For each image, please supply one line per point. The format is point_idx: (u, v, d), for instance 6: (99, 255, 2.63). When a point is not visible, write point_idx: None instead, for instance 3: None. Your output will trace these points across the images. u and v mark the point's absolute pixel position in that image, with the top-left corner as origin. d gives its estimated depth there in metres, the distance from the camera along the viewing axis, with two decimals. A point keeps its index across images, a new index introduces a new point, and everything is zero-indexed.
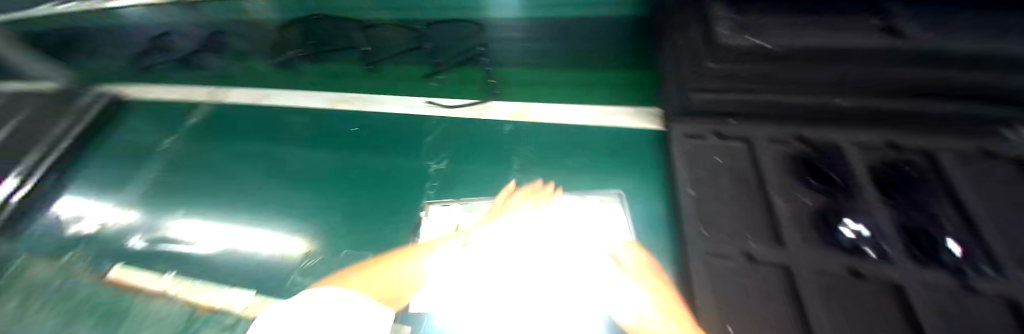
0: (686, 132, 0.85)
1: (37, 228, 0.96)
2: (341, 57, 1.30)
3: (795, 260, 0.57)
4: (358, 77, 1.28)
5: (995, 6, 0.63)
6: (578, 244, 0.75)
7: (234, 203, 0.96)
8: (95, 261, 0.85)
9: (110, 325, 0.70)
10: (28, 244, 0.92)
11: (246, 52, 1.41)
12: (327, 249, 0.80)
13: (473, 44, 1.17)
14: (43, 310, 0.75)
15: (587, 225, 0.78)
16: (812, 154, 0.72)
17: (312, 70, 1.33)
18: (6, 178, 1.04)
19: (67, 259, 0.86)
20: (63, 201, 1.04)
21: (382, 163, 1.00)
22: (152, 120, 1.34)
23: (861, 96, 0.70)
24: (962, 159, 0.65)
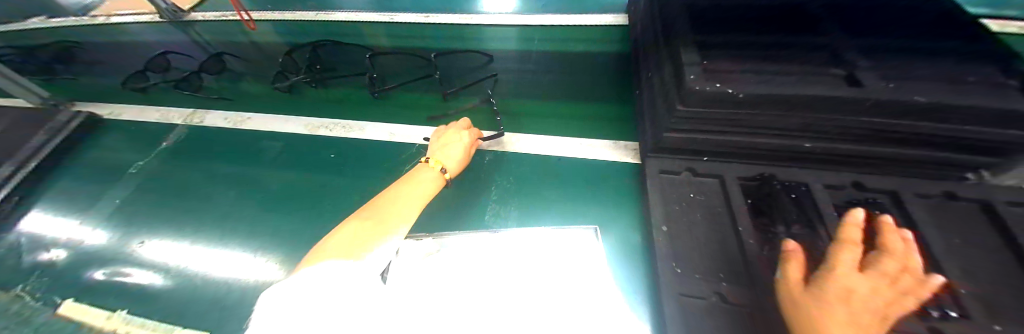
0: (660, 168, 0.84)
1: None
2: (350, 82, 1.45)
3: (766, 301, 0.62)
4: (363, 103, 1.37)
5: (924, 63, 0.71)
6: (524, 291, 0.71)
7: (218, 229, 1.06)
8: (46, 298, 0.96)
9: None
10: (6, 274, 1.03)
11: (256, 78, 1.57)
12: None
13: (484, 75, 1.35)
14: None
15: (538, 273, 0.74)
16: (783, 193, 0.73)
17: (316, 94, 1.44)
18: None
19: (18, 290, 0.99)
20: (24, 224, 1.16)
21: (361, 189, 1.09)
22: (138, 142, 1.45)
23: (831, 140, 0.70)
24: (928, 202, 0.70)
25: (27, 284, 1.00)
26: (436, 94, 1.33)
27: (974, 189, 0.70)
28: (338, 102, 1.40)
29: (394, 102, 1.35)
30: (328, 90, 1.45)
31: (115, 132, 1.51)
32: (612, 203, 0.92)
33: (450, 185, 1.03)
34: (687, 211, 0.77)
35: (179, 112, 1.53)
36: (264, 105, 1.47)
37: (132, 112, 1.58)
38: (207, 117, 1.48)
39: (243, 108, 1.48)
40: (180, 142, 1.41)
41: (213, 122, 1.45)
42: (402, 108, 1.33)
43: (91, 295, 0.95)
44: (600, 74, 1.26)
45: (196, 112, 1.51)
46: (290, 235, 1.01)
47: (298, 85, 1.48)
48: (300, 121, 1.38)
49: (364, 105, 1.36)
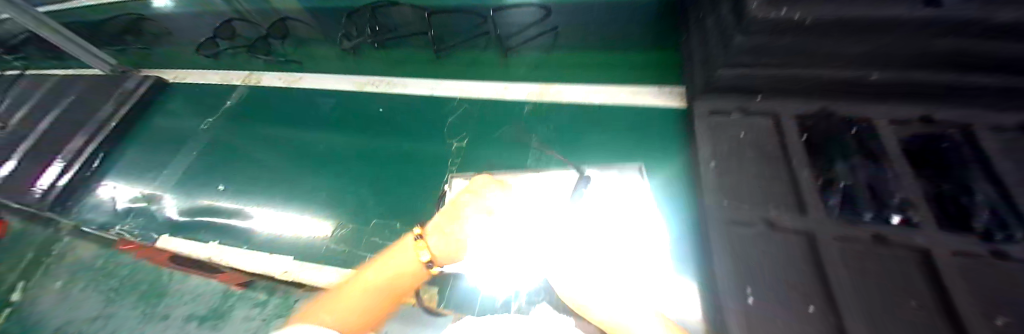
0: (711, 109, 0.85)
1: (91, 202, 1.25)
2: (410, 43, 1.45)
3: (817, 228, 0.64)
4: (422, 62, 1.40)
5: None
6: (581, 221, 0.74)
7: (286, 180, 1.19)
8: (146, 234, 1.11)
9: (152, 301, 0.88)
10: (105, 218, 1.19)
11: (304, 40, 1.64)
12: (357, 219, 1.01)
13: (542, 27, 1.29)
14: (89, 287, 0.94)
15: (586, 205, 0.77)
16: (840, 127, 0.74)
17: (379, 56, 1.47)
18: (53, 162, 1.28)
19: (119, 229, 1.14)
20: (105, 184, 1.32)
21: (411, 142, 1.17)
22: (201, 105, 1.58)
23: (898, 69, 0.68)
24: (1004, 133, 0.66)
25: (126, 224, 1.16)
26: (496, 51, 1.32)
27: None
28: (397, 63, 1.44)
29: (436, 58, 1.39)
30: (391, 51, 1.46)
31: (182, 97, 1.65)
32: (657, 147, 0.93)
33: (494, 135, 1.09)
34: (738, 149, 0.78)
35: (237, 76, 1.64)
36: (314, 67, 1.56)
37: (194, 78, 1.71)
38: (263, 78, 1.58)
39: (295, 70, 1.57)
40: (238, 103, 1.53)
41: (269, 82, 1.55)
42: (446, 66, 1.37)
43: (184, 231, 1.11)
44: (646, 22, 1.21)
45: (252, 74, 1.62)
46: (352, 183, 1.11)
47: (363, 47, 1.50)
48: (349, 78, 1.45)
49: (412, 62, 1.42)
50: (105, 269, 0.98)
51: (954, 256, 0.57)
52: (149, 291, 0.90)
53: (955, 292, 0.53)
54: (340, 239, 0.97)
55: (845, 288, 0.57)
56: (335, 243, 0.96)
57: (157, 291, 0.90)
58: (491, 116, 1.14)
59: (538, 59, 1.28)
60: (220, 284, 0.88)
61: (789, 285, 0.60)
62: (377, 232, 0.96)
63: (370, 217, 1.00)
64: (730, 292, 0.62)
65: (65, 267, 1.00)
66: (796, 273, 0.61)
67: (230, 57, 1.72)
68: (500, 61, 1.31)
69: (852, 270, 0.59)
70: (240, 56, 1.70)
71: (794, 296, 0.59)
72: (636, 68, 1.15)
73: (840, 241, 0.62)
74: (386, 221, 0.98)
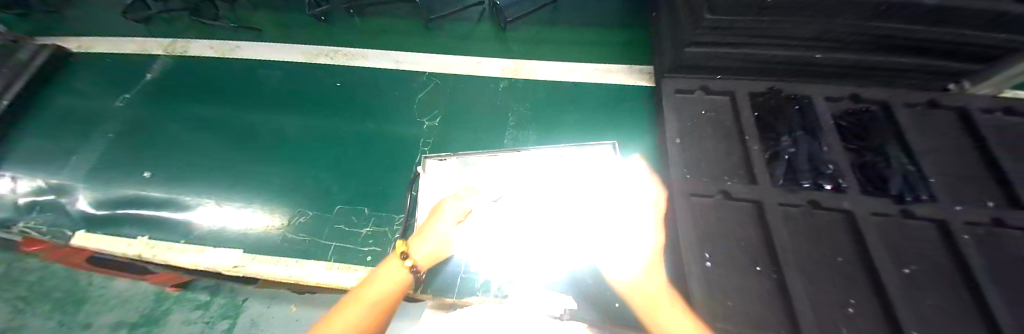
0: (676, 87, 0.87)
1: None
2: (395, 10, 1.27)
3: (765, 196, 0.70)
4: (412, 37, 1.24)
5: None
6: (560, 201, 0.75)
7: (231, 166, 1.06)
8: (55, 232, 0.93)
9: (71, 310, 0.75)
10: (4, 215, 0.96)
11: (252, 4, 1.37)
12: (320, 205, 0.94)
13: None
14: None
15: (566, 183, 0.77)
16: (786, 104, 0.79)
17: (358, 26, 1.29)
18: None
19: (18, 228, 0.93)
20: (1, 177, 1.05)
21: (377, 121, 1.11)
22: (117, 79, 1.35)
23: (835, 51, 0.75)
24: (912, 109, 0.78)
25: (28, 220, 0.96)
26: (490, 26, 1.21)
27: (956, 97, 0.78)
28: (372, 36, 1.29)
29: (393, 26, 1.27)
30: (372, 20, 1.28)
31: (89, 69, 1.39)
32: (627, 125, 0.95)
33: (467, 116, 1.05)
34: (698, 125, 0.82)
35: (159, 43, 1.41)
36: (252, 32, 1.36)
37: (102, 45, 1.44)
38: (192, 47, 1.37)
39: (232, 37, 1.38)
40: (164, 78, 1.33)
41: (202, 52, 1.36)
42: (409, 38, 1.26)
43: (104, 228, 0.94)
44: None
45: (177, 42, 1.39)
46: (313, 167, 1.03)
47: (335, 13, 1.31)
48: (297, 49, 1.30)
49: (371, 32, 1.28)
50: (9, 276, 0.81)
51: (873, 216, 0.66)
52: (65, 298, 0.77)
53: (870, 246, 0.63)
54: (301, 227, 0.90)
55: (787, 249, 0.64)
56: (295, 232, 0.90)
57: (78, 296, 0.78)
58: (462, 94, 1.10)
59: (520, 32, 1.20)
60: (153, 287, 0.80)
61: (741, 248, 0.66)
62: (343, 219, 0.90)
63: (335, 203, 0.94)
64: (691, 258, 0.65)
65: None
66: (746, 236, 0.67)
67: (156, 21, 1.43)
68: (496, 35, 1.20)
69: (792, 232, 0.66)
70: (170, 21, 1.42)
71: (745, 257, 0.65)
72: (608, 43, 1.15)
73: (783, 207, 0.69)
74: (353, 206, 0.93)
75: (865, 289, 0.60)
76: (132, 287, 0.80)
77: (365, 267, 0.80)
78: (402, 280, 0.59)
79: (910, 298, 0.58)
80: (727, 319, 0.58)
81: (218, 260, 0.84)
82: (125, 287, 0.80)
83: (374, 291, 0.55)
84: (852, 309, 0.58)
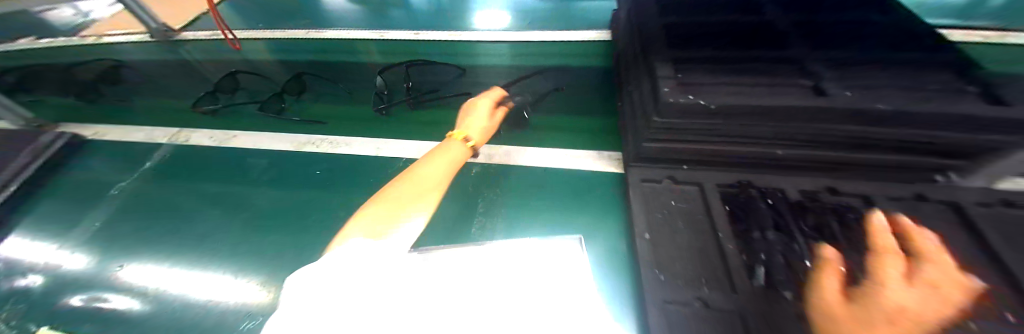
0: (642, 177, 0.86)
1: None
2: (448, 103, 1.35)
3: (746, 307, 0.63)
4: (433, 123, 1.32)
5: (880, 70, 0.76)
6: (515, 293, 0.69)
7: (206, 242, 1.08)
8: (24, 324, 0.94)
9: None
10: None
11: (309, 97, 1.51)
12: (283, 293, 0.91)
13: (572, 92, 1.28)
14: None
15: (526, 273, 0.74)
16: (758, 198, 0.76)
17: (415, 115, 1.34)
18: None
19: None
20: None
21: (351, 205, 1.11)
22: (118, 162, 1.42)
23: (798, 146, 0.75)
24: (898, 202, 0.75)
25: (0, 313, 0.96)
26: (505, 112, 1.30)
27: (943, 190, 0.75)
28: (410, 122, 1.34)
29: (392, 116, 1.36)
30: (431, 111, 1.34)
31: (95, 153, 1.48)
32: (597, 220, 0.92)
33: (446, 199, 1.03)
34: (667, 219, 0.78)
35: (165, 132, 1.52)
36: (252, 124, 1.48)
37: (112, 134, 1.55)
38: (192, 136, 1.48)
39: (232, 127, 1.49)
40: (164, 161, 1.41)
41: (200, 140, 1.45)
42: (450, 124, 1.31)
43: (64, 324, 0.92)
44: (581, 87, 1.29)
45: (183, 131, 1.51)
46: (282, 250, 1.02)
47: (396, 109, 1.38)
48: (288, 138, 1.39)
49: (362, 118, 1.40)
50: None
51: None
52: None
53: None
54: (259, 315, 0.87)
55: None
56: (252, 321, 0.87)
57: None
58: None
59: None
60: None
61: None
62: None
63: None
64: None
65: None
66: None
67: (222, 113, 1.54)
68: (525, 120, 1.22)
69: None
70: (235, 113, 1.54)
71: None
72: (576, 127, 1.18)
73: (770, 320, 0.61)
74: None
75: None
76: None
77: None
78: (438, 174, 0.86)
79: None
80: None
81: None
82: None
83: (439, 171, 0.87)
84: None
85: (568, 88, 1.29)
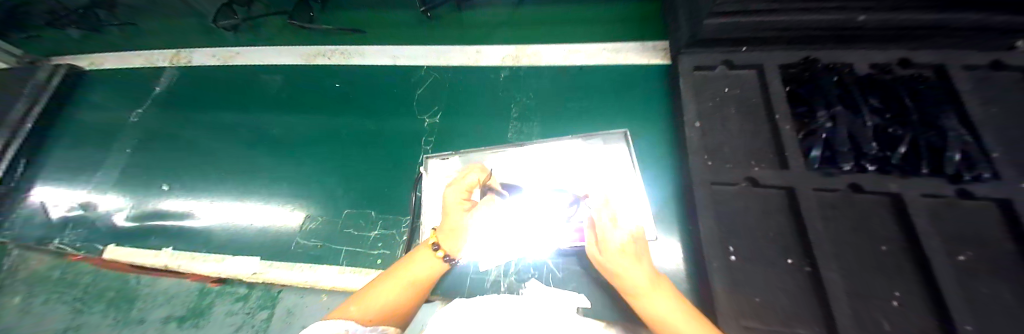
0: (694, 64, 0.81)
1: (27, 208, 1.11)
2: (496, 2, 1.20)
3: (798, 181, 0.64)
4: (451, 27, 1.23)
5: None
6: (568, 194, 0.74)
7: (245, 165, 1.11)
8: (90, 245, 1.01)
9: (124, 304, 0.87)
10: (49, 229, 1.06)
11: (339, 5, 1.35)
12: (328, 210, 0.95)
13: None
14: (54, 301, 0.90)
15: (571, 171, 0.77)
16: (822, 74, 0.72)
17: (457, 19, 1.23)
18: None
19: (56, 245, 1.01)
20: (38, 190, 1.15)
21: (377, 120, 1.09)
22: (126, 93, 1.37)
23: (880, 10, 0.67)
24: (971, 70, 0.69)
25: (65, 237, 1.04)
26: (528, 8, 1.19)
27: None
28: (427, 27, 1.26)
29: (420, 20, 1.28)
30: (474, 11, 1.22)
31: (100, 83, 1.42)
32: (640, 113, 0.89)
33: (479, 107, 1.01)
34: (720, 106, 0.76)
35: (163, 56, 1.43)
36: (257, 41, 1.39)
37: (110, 62, 1.46)
38: (193, 57, 1.40)
39: (233, 45, 1.39)
40: (171, 89, 1.35)
41: (205, 61, 1.38)
42: (471, 28, 1.22)
43: (135, 240, 1.01)
44: None
45: (181, 52, 1.42)
46: (321, 167, 1.05)
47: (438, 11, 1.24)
48: (295, 50, 1.31)
49: (377, 25, 1.30)
50: (69, 283, 0.92)
51: (923, 198, 0.60)
52: (119, 298, 0.88)
53: (928, 244, 0.56)
54: (311, 233, 0.92)
55: (822, 238, 0.59)
56: (307, 238, 0.91)
57: (129, 295, 0.88)
58: (468, 81, 1.07)
59: (524, 16, 1.18)
60: (195, 283, 0.88)
61: (770, 237, 0.62)
62: (352, 223, 0.91)
63: (341, 208, 0.95)
64: (714, 252, 0.62)
65: (22, 280, 0.95)
66: (775, 224, 0.63)
67: (242, 29, 1.42)
68: (551, 20, 1.15)
69: (829, 221, 0.61)
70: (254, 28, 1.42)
71: (775, 249, 0.61)
72: (608, 23, 1.09)
73: (818, 193, 0.63)
74: (359, 210, 0.93)
75: (909, 274, 0.56)
76: (176, 285, 0.88)
77: (376, 271, 0.81)
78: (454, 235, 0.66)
79: (964, 289, 0.53)
80: (754, 316, 0.56)
81: (238, 267, 0.89)
82: (169, 285, 0.89)
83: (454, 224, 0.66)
84: (896, 303, 0.54)
85: None
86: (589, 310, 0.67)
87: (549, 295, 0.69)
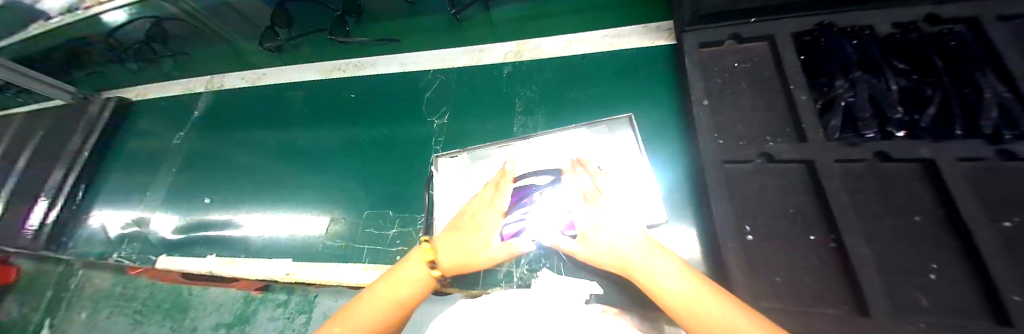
0: (699, 41, 0.78)
1: (88, 231, 1.23)
2: None
3: (819, 154, 0.61)
4: None
5: None
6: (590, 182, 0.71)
7: (273, 177, 1.19)
8: (144, 257, 1.12)
9: (178, 313, 0.92)
10: (109, 247, 1.17)
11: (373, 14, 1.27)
12: (349, 213, 1.00)
13: None
14: (115, 311, 0.98)
15: (580, 156, 0.77)
16: (839, 39, 0.68)
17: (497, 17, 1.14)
18: (46, 194, 1.26)
19: (117, 259, 1.13)
20: (96, 214, 1.27)
21: (390, 125, 1.13)
22: (166, 119, 1.49)
23: None
24: (1010, 21, 0.63)
25: (122, 252, 1.15)
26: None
27: None
28: None
29: None
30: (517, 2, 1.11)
31: (144, 113, 1.55)
32: (647, 97, 0.87)
33: (485, 104, 1.02)
34: (730, 81, 0.73)
35: (197, 82, 1.55)
36: (272, 59, 1.46)
37: (152, 91, 1.59)
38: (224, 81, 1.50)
39: (256, 65, 1.48)
40: (205, 111, 1.46)
41: (233, 84, 1.48)
42: None
43: (182, 250, 1.10)
44: None
45: (213, 77, 1.53)
46: (341, 174, 1.10)
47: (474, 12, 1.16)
48: (312, 66, 1.38)
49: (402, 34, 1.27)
50: (125, 293, 1.01)
51: (960, 162, 0.55)
52: (174, 308, 0.94)
53: (967, 211, 0.52)
54: (335, 235, 0.97)
55: (847, 211, 0.56)
56: (332, 240, 0.96)
57: (183, 306, 0.93)
58: (474, 80, 1.08)
59: None
60: (240, 290, 0.91)
61: (790, 214, 0.60)
62: (372, 224, 0.95)
63: (362, 210, 0.99)
64: (729, 234, 0.60)
65: (86, 295, 1.04)
66: (796, 201, 0.60)
67: (285, 49, 1.42)
68: None
69: (855, 192, 0.58)
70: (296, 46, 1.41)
71: (796, 226, 0.59)
72: None
73: (840, 164, 0.60)
74: (378, 211, 0.97)
75: (947, 244, 0.52)
76: (222, 293, 0.92)
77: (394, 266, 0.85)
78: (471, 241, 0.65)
79: (1015, 257, 0.49)
80: (777, 297, 0.54)
81: (272, 269, 0.96)
82: (217, 294, 0.92)
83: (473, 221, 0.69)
84: (933, 276, 0.51)
85: None
86: (600, 296, 0.67)
87: (560, 284, 0.70)
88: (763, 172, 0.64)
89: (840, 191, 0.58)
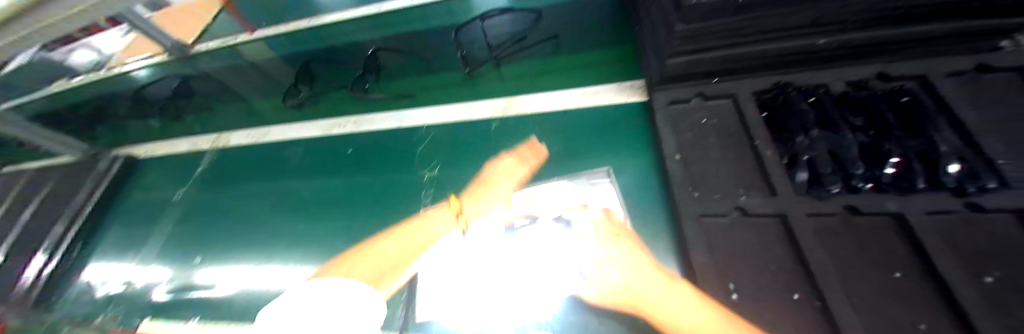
0: (669, 98, 0.84)
1: (75, 291, 1.22)
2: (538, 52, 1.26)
3: (791, 208, 0.62)
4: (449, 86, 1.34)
5: None
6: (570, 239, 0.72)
7: (265, 232, 1.18)
8: (127, 321, 1.08)
9: None
10: (94, 308, 1.15)
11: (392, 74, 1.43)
12: None
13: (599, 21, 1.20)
14: None
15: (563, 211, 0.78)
16: (796, 97, 0.72)
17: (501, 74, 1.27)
18: (42, 253, 1.26)
19: (99, 323, 1.10)
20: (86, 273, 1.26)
21: (383, 179, 1.16)
22: (170, 175, 1.54)
23: (840, 33, 0.68)
24: (954, 78, 0.67)
25: (107, 314, 1.12)
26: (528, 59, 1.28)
27: (1011, 56, 0.66)
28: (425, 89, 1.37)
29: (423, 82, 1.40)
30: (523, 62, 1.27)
31: (150, 169, 1.60)
32: (626, 150, 0.90)
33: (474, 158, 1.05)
34: (700, 136, 0.77)
35: (204, 139, 1.61)
36: (279, 118, 1.55)
37: (160, 148, 1.66)
38: (230, 138, 1.57)
39: (263, 123, 1.57)
40: (208, 167, 1.51)
41: (238, 140, 1.55)
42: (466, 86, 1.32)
43: (166, 312, 1.08)
44: (596, 20, 1.19)
45: (221, 135, 1.60)
46: (331, 228, 1.10)
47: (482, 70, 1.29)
48: (313, 123, 1.46)
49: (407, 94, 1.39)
50: None
51: (929, 215, 0.56)
52: None
53: (946, 266, 0.51)
54: None
55: (825, 266, 0.56)
56: None
57: None
58: (463, 135, 1.13)
59: (513, 71, 1.27)
60: None
61: (771, 269, 0.59)
62: None
63: None
64: (712, 290, 0.58)
65: None
66: (775, 256, 0.60)
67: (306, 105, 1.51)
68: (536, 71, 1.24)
69: (832, 246, 0.58)
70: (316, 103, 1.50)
71: (778, 283, 0.57)
72: (591, 70, 1.16)
73: (814, 217, 0.61)
74: None
75: (941, 300, 0.50)
76: None
77: None
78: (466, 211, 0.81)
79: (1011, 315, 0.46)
80: None
81: None
82: None
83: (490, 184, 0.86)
84: None
85: (576, 27, 1.22)
86: None
87: None
88: (742, 226, 0.64)
89: (817, 246, 0.58)
